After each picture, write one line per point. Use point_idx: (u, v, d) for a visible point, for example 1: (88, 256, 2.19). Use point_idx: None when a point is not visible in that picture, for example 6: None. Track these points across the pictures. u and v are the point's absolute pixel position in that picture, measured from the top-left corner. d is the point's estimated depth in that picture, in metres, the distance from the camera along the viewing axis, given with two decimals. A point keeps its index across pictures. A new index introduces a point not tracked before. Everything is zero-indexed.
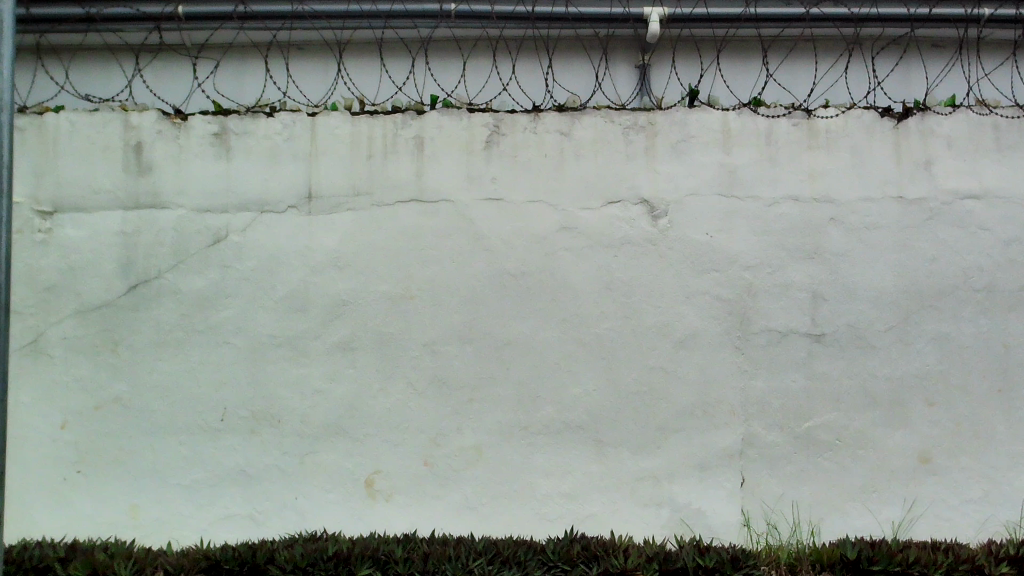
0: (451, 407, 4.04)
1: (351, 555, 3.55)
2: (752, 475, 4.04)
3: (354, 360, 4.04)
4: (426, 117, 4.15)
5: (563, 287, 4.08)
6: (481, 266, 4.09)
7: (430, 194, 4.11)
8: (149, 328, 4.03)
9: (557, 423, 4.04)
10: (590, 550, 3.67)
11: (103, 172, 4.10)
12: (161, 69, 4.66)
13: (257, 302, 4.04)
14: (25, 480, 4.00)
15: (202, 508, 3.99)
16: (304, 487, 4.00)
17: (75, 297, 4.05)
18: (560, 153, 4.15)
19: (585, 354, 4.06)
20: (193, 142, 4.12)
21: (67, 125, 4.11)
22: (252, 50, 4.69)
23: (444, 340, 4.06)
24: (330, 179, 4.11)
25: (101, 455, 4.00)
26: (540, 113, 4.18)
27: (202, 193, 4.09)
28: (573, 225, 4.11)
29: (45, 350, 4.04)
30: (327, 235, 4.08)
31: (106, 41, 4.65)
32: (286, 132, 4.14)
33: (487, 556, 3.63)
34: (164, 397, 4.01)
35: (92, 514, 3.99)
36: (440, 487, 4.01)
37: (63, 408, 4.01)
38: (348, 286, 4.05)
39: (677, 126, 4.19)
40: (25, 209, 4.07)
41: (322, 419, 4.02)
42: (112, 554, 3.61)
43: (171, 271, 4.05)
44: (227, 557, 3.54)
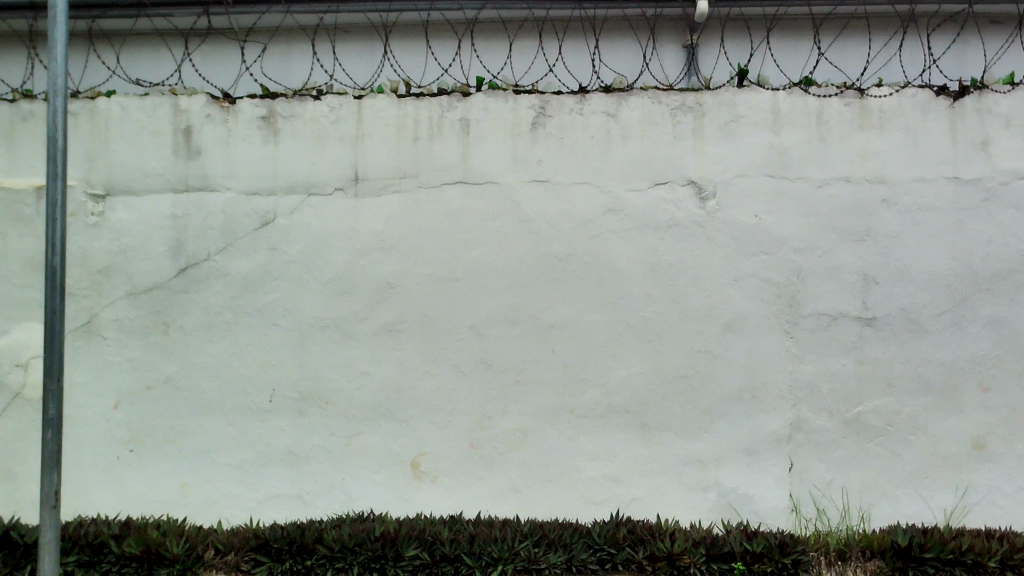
0: (497, 389, 4.04)
1: (398, 536, 3.58)
2: (800, 460, 4.00)
3: (400, 342, 4.06)
4: (472, 100, 4.14)
5: (610, 270, 4.06)
6: (527, 248, 4.08)
7: (476, 176, 4.11)
8: (199, 309, 4.08)
9: (602, 406, 4.03)
10: (636, 533, 3.67)
11: (153, 156, 4.15)
12: (209, 53, 4.72)
13: (305, 284, 4.08)
14: (80, 459, 4.08)
15: (252, 487, 4.04)
16: (351, 468, 4.04)
17: (127, 280, 4.11)
18: (606, 134, 4.12)
19: (631, 337, 4.04)
20: (241, 126, 4.15)
21: (118, 109, 4.16)
22: (299, 34, 4.71)
23: (490, 323, 4.06)
24: (376, 162, 4.12)
25: (154, 434, 4.07)
26: (587, 94, 4.14)
27: (250, 177, 4.12)
28: (620, 207, 4.08)
29: (100, 331, 4.10)
30: (373, 217, 4.09)
31: (155, 26, 4.72)
32: (332, 115, 4.15)
33: (533, 539, 3.64)
34: (214, 378, 4.07)
35: (145, 492, 4.06)
36: (485, 469, 4.03)
37: (116, 388, 4.08)
38: (394, 268, 4.07)
39: (726, 107, 4.12)
40: (78, 192, 4.14)
41: (369, 401, 4.05)
42: (165, 532, 3.68)
43: (220, 254, 4.09)
44: (276, 536, 3.59)
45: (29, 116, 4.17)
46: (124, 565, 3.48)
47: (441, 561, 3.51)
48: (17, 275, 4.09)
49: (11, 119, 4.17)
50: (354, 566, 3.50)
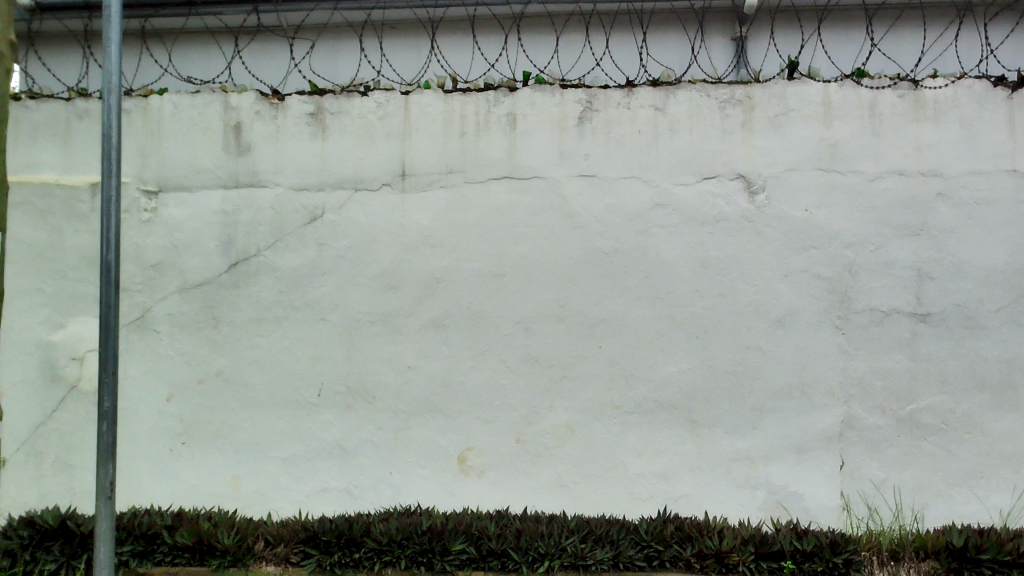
0: (543, 384, 4.04)
1: (445, 530, 3.59)
2: (851, 459, 3.94)
3: (447, 337, 4.07)
4: (519, 94, 4.12)
5: (658, 265, 4.03)
6: (574, 243, 4.06)
7: (523, 171, 4.10)
8: (249, 304, 4.13)
9: (650, 402, 4.00)
10: (684, 530, 3.64)
11: (204, 153, 4.20)
12: (259, 50, 4.81)
13: (353, 279, 4.11)
14: (134, 452, 4.14)
15: (301, 480, 4.09)
16: (398, 462, 4.06)
17: (178, 275, 4.16)
18: (654, 128, 4.08)
19: (679, 333, 4.01)
20: (290, 123, 4.18)
21: (170, 107, 4.22)
22: (347, 29, 4.77)
23: (537, 318, 4.05)
24: (423, 157, 4.13)
25: (205, 428, 4.13)
26: (634, 88, 4.10)
27: (299, 172, 4.16)
28: (668, 201, 4.05)
29: (152, 325, 4.15)
30: (420, 213, 4.11)
31: (207, 25, 4.82)
32: (380, 111, 4.17)
33: (580, 534, 3.63)
34: (264, 372, 4.11)
35: (196, 484, 4.12)
36: (532, 464, 4.02)
37: (168, 382, 4.14)
38: (441, 263, 4.09)
39: (776, 99, 4.06)
40: (132, 189, 4.19)
41: (417, 395, 4.07)
42: (217, 523, 3.73)
43: (270, 249, 4.13)
44: (325, 529, 3.62)
45: (85, 114, 4.25)
46: (177, 555, 3.56)
47: (487, 556, 3.54)
48: (73, 270, 4.17)
49: (67, 118, 4.26)
50: (402, 559, 3.53)
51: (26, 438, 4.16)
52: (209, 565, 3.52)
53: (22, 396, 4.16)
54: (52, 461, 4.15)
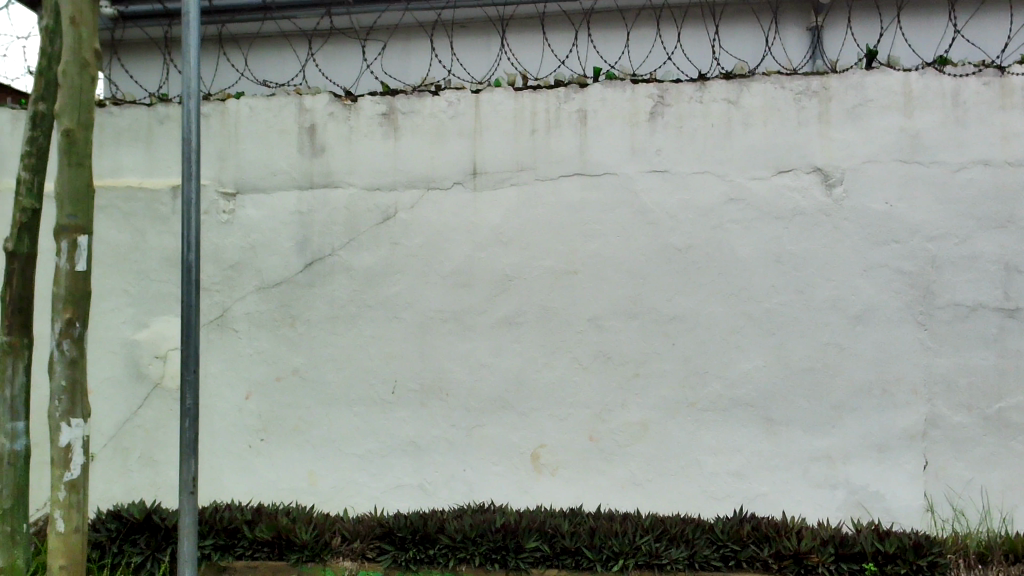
0: (617, 381, 4.01)
1: (519, 528, 3.59)
2: (936, 458, 3.83)
3: (519, 335, 4.08)
4: (590, 91, 4.09)
5: (732, 260, 3.98)
6: (646, 240, 4.03)
7: (594, 167, 4.08)
8: (324, 302, 4.19)
9: (725, 400, 3.95)
10: (762, 530, 3.58)
11: (279, 155, 4.26)
12: (332, 52, 5.27)
13: (426, 277, 4.14)
14: (214, 448, 4.23)
15: (377, 476, 4.13)
16: (471, 459, 4.08)
17: (256, 275, 4.23)
18: (727, 121, 4.02)
19: (755, 329, 3.95)
20: (363, 123, 4.22)
21: (246, 110, 4.29)
22: (417, 29, 5.19)
23: (609, 315, 4.03)
24: (494, 156, 4.14)
25: (282, 424, 4.20)
26: (707, 81, 4.04)
27: (372, 172, 4.20)
28: (742, 196, 3.99)
29: (232, 324, 4.24)
30: (492, 211, 4.12)
31: (281, 28, 5.29)
32: (451, 110, 4.18)
33: (654, 533, 3.60)
34: (340, 370, 4.17)
35: (274, 480, 4.19)
36: (605, 462, 4.00)
37: (247, 379, 4.22)
38: (513, 261, 4.09)
39: (854, 90, 3.95)
40: (211, 191, 4.28)
41: (490, 393, 4.08)
42: (294, 518, 3.80)
43: (344, 249, 4.19)
44: (400, 525, 3.66)
45: (166, 119, 4.37)
46: (257, 549, 3.63)
47: (561, 554, 3.53)
48: (156, 272, 4.30)
49: (149, 123, 4.37)
50: (476, 556, 3.54)
51: (113, 434, 4.29)
52: (289, 560, 3.58)
53: (108, 394, 4.29)
54: (137, 457, 4.27)
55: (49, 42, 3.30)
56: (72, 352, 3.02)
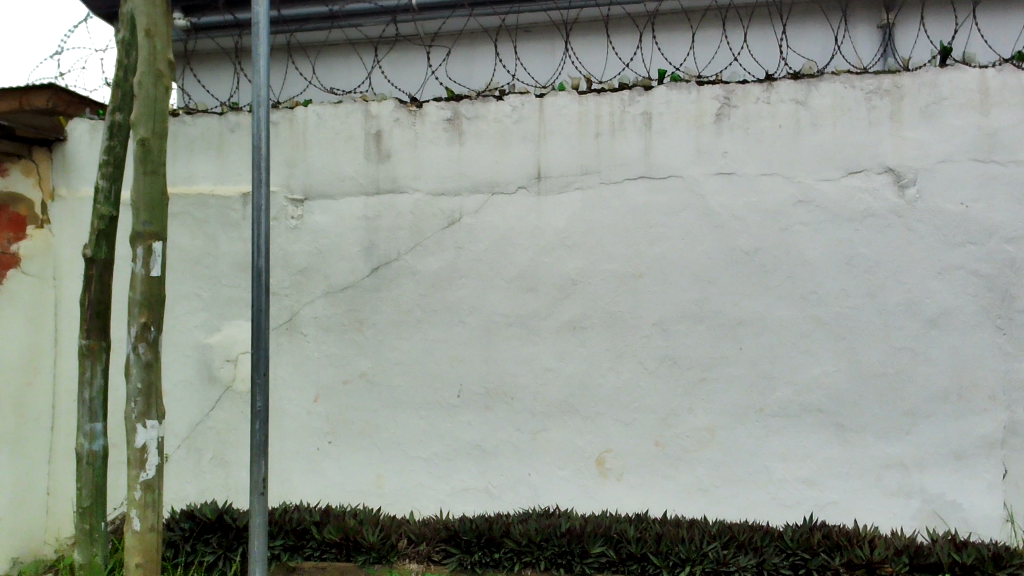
0: (683, 386, 3.97)
1: (584, 532, 3.58)
2: (1016, 467, 3.71)
3: (584, 339, 4.06)
4: (655, 93, 4.06)
5: (801, 263, 3.91)
6: (712, 243, 3.98)
7: (659, 170, 4.05)
8: (391, 306, 4.23)
9: (794, 405, 3.88)
10: (832, 539, 3.51)
11: (346, 161, 4.32)
12: (397, 58, 5.41)
13: (491, 281, 4.15)
14: (284, 450, 4.30)
15: (442, 480, 4.15)
16: (537, 463, 4.08)
17: (324, 280, 4.30)
18: (795, 122, 3.95)
19: (825, 333, 3.87)
20: (429, 129, 4.26)
21: (314, 117, 4.36)
22: (482, 34, 5.31)
23: (675, 320, 3.99)
24: (558, 159, 4.14)
25: (350, 427, 4.25)
26: (774, 81, 3.98)
27: (437, 177, 4.23)
28: (811, 198, 3.92)
29: (300, 328, 4.30)
30: (557, 215, 4.11)
31: (347, 36, 5.45)
32: (515, 114, 4.19)
33: (722, 540, 3.55)
34: (406, 373, 4.21)
35: (342, 482, 4.24)
36: (672, 468, 3.97)
37: (315, 383, 4.28)
38: (578, 265, 4.08)
39: (927, 88, 3.86)
40: (280, 197, 4.36)
41: (555, 397, 4.08)
42: (361, 520, 3.83)
43: (410, 253, 4.23)
44: (466, 528, 3.67)
45: (236, 127, 4.46)
46: (326, 551, 3.68)
47: (627, 560, 3.51)
48: (228, 276, 4.39)
49: (220, 131, 4.47)
50: (541, 561, 3.54)
51: (186, 436, 4.39)
52: (356, 561, 3.62)
53: (182, 396, 4.39)
54: (210, 457, 4.36)
55: (126, 55, 3.39)
56: (148, 354, 3.10)
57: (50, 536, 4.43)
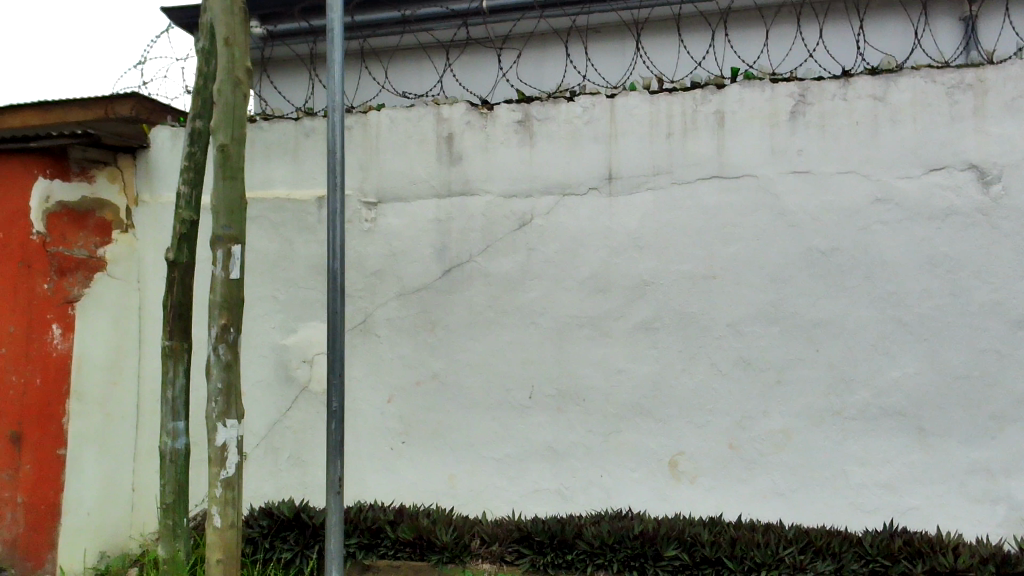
0: (758, 388, 3.91)
1: (657, 535, 3.56)
2: None
3: (656, 341, 4.03)
4: (728, 92, 4.01)
5: (879, 263, 3.82)
6: (787, 243, 3.92)
7: (732, 169, 3.99)
8: (463, 308, 4.26)
9: (873, 408, 3.79)
10: (914, 546, 3.42)
11: (419, 164, 4.36)
12: (468, 62, 5.47)
13: (562, 283, 4.15)
14: (358, 449, 4.37)
15: (515, 481, 4.16)
16: (610, 465, 4.06)
17: (397, 282, 4.35)
18: (873, 119, 3.86)
19: (905, 335, 3.78)
20: (500, 131, 4.27)
21: (387, 121, 4.41)
22: (553, 36, 5.35)
23: (749, 321, 3.94)
24: (629, 160, 4.12)
25: (423, 427, 4.29)
26: (851, 78, 3.89)
27: (509, 179, 4.25)
28: (890, 196, 3.83)
29: (374, 330, 4.36)
30: (628, 216, 4.09)
31: (419, 41, 5.53)
32: (586, 115, 4.18)
33: (799, 545, 3.49)
34: (478, 375, 4.23)
35: (415, 482, 4.28)
36: (747, 471, 3.91)
37: (389, 383, 4.34)
38: (650, 267, 4.06)
39: (1013, 82, 3.73)
40: (354, 201, 4.42)
41: (627, 399, 4.05)
42: (435, 520, 3.86)
43: (481, 255, 4.25)
44: (538, 529, 3.67)
45: (311, 132, 4.53)
46: (400, 549, 3.72)
47: (701, 563, 3.47)
48: (304, 279, 4.47)
49: (296, 136, 4.55)
50: (614, 562, 3.53)
51: (265, 435, 4.49)
52: (429, 560, 3.65)
53: (260, 396, 4.49)
54: (287, 456, 4.45)
55: (207, 62, 3.50)
56: (228, 355, 3.18)
57: (136, 531, 4.57)
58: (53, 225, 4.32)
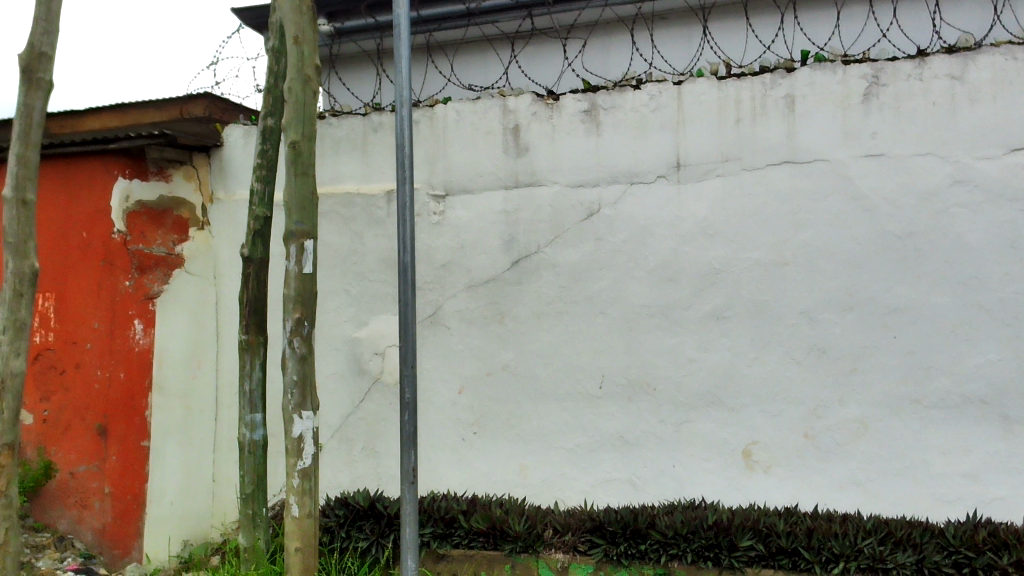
0: (833, 377, 3.84)
1: (732, 525, 3.52)
2: None
3: (727, 329, 3.99)
4: (798, 75, 3.94)
5: (959, 247, 3.72)
6: (862, 228, 3.84)
7: (803, 154, 3.92)
8: (532, 299, 4.27)
9: (955, 396, 3.70)
10: (999, 537, 3.33)
11: (485, 156, 4.38)
12: (533, 53, 5.51)
13: (631, 272, 4.13)
14: (431, 439, 4.42)
15: (586, 471, 4.16)
16: (682, 455, 4.04)
17: (466, 274, 4.38)
18: (951, 99, 3.75)
19: (987, 320, 3.68)
20: (566, 121, 4.26)
21: (453, 114, 4.44)
22: (618, 24, 5.35)
23: (823, 308, 3.87)
24: (698, 146, 4.07)
25: (493, 418, 4.31)
26: (927, 57, 3.78)
27: (575, 169, 4.24)
28: (969, 178, 3.72)
29: (444, 322, 4.40)
30: (697, 204, 4.05)
31: (484, 34, 5.56)
32: (653, 103, 4.14)
33: (878, 536, 3.43)
34: (548, 365, 4.24)
35: (487, 472, 4.31)
36: (823, 461, 3.85)
37: (460, 374, 4.37)
38: (720, 255, 4.01)
39: None
40: (422, 194, 4.47)
41: (698, 388, 4.02)
42: (508, 510, 3.89)
43: (549, 246, 4.25)
44: (611, 519, 3.67)
45: (379, 126, 4.58)
46: (473, 539, 3.75)
47: (777, 554, 3.43)
48: (374, 272, 4.53)
49: (364, 131, 4.60)
50: (688, 553, 3.50)
51: (339, 426, 4.56)
52: (503, 550, 3.68)
53: (334, 388, 4.57)
54: (361, 447, 4.52)
55: (277, 62, 3.59)
56: (303, 348, 3.23)
57: (217, 520, 4.70)
58: (133, 224, 4.46)
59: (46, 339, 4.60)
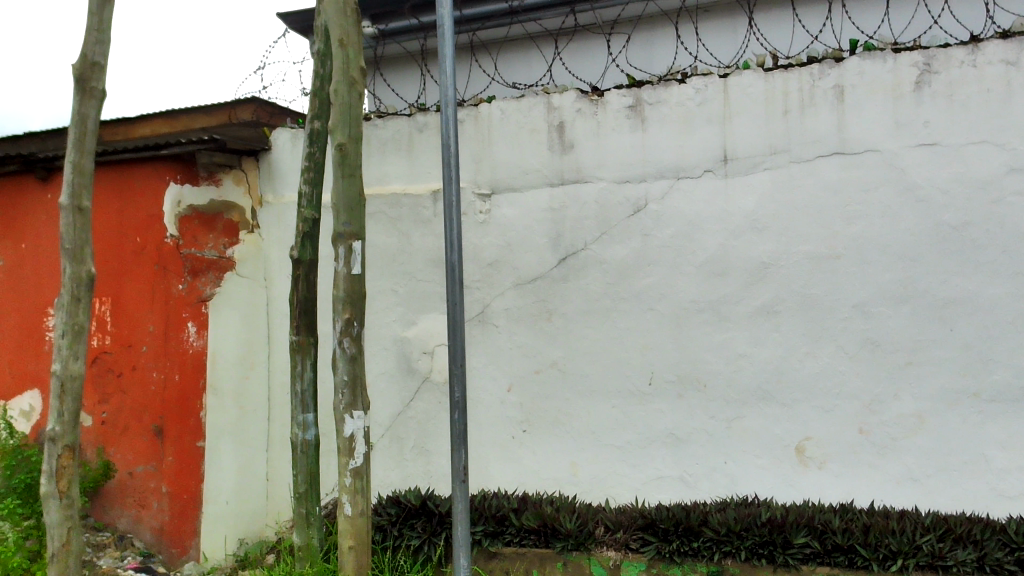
0: (888, 371, 3.78)
1: (786, 523, 3.48)
2: None
3: (778, 324, 3.95)
4: (846, 64, 3.88)
5: (1017, 236, 3.64)
6: (916, 219, 3.77)
7: (854, 144, 3.86)
8: (580, 296, 4.26)
9: (1014, 389, 3.62)
10: None
11: (530, 154, 4.37)
12: (576, 49, 5.52)
13: (679, 267, 4.10)
14: (481, 438, 4.43)
15: (637, 468, 4.14)
16: (734, 451, 4.00)
17: (513, 272, 4.38)
18: (1006, 85, 3.66)
19: None
20: (611, 117, 4.24)
21: (498, 113, 4.44)
22: (662, 18, 5.35)
23: (876, 301, 3.81)
24: (745, 140, 4.03)
25: (542, 416, 4.31)
26: (981, 42, 3.70)
27: (621, 164, 4.22)
28: None
29: (492, 320, 4.41)
30: (746, 197, 4.01)
31: (528, 32, 5.59)
32: (698, 96, 4.11)
33: (937, 533, 3.36)
34: (597, 362, 4.22)
35: (537, 469, 4.31)
36: (879, 456, 3.78)
37: (509, 372, 4.38)
38: (769, 249, 3.97)
39: None
40: (468, 193, 4.48)
41: (750, 384, 3.98)
42: (559, 508, 3.88)
43: (596, 243, 4.24)
44: (663, 517, 3.64)
45: (424, 126, 4.60)
46: (525, 537, 3.76)
47: (832, 551, 3.38)
48: (421, 271, 4.55)
49: (409, 131, 4.63)
50: (742, 550, 3.47)
51: (389, 425, 4.59)
52: (554, 547, 3.67)
53: (385, 387, 4.61)
54: (411, 445, 4.54)
55: (322, 64, 3.63)
56: (352, 348, 3.26)
57: (272, 518, 4.74)
58: (185, 228, 4.59)
59: (103, 343, 4.71)
